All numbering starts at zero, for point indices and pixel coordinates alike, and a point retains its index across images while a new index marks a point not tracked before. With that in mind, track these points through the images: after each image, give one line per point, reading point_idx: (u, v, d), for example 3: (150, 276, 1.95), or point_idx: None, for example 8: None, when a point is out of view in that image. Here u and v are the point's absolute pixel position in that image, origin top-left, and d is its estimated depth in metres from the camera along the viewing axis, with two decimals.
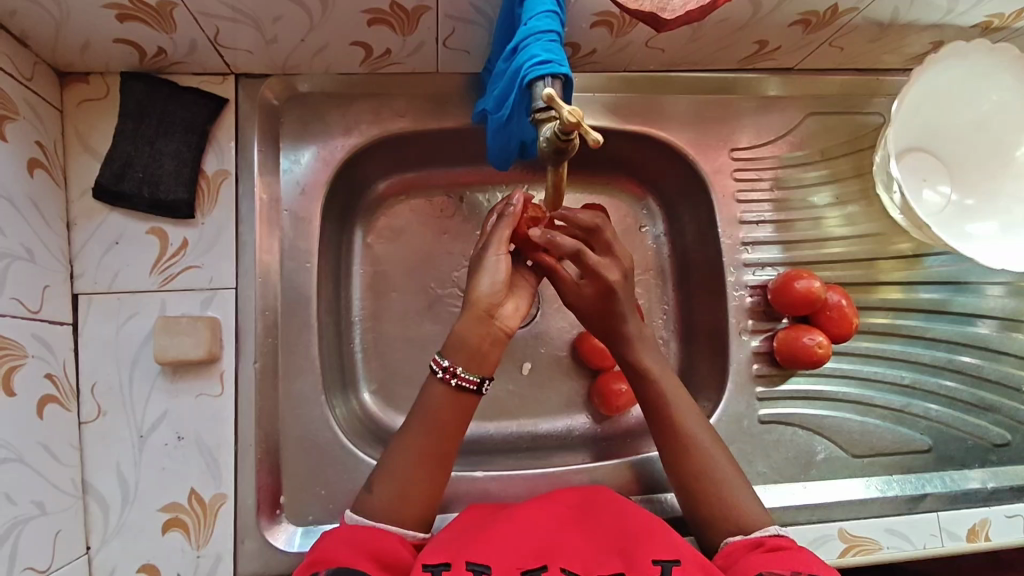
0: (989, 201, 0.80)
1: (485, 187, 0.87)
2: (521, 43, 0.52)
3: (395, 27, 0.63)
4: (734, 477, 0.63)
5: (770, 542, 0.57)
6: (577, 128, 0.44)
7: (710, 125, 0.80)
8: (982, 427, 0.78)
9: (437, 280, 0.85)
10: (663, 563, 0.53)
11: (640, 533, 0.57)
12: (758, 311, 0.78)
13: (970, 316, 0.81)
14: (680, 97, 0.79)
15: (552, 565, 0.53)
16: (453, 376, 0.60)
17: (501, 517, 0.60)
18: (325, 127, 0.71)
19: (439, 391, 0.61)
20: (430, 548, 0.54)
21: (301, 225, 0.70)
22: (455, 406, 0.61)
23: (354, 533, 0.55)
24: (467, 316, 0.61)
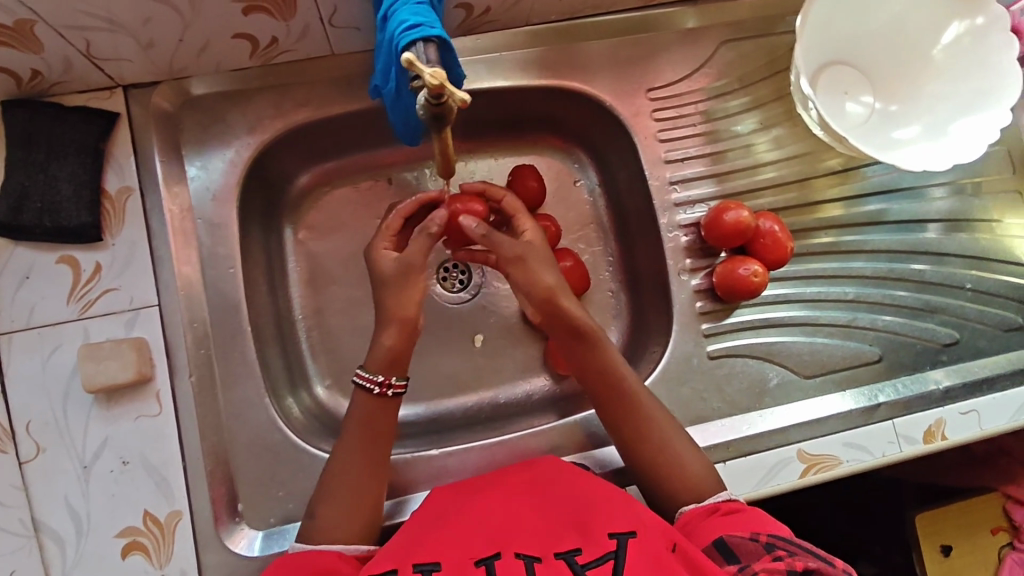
0: (913, 104, 0.78)
1: (410, 166, 0.86)
2: (390, 9, 0.49)
3: (273, 13, 0.60)
4: (681, 442, 0.64)
5: (726, 506, 0.58)
6: (444, 90, 0.42)
7: (625, 69, 0.78)
8: (930, 330, 0.79)
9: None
10: (619, 536, 0.53)
11: (595, 508, 0.57)
12: (696, 248, 0.77)
13: (907, 224, 0.81)
14: (590, 44, 0.77)
15: (505, 552, 0.53)
16: (389, 387, 0.63)
17: (461, 510, 0.59)
18: (226, 127, 0.69)
19: (362, 400, 0.63)
20: (380, 557, 0.54)
21: (217, 231, 0.68)
22: (386, 415, 0.63)
23: (305, 555, 0.55)
24: (387, 327, 0.63)
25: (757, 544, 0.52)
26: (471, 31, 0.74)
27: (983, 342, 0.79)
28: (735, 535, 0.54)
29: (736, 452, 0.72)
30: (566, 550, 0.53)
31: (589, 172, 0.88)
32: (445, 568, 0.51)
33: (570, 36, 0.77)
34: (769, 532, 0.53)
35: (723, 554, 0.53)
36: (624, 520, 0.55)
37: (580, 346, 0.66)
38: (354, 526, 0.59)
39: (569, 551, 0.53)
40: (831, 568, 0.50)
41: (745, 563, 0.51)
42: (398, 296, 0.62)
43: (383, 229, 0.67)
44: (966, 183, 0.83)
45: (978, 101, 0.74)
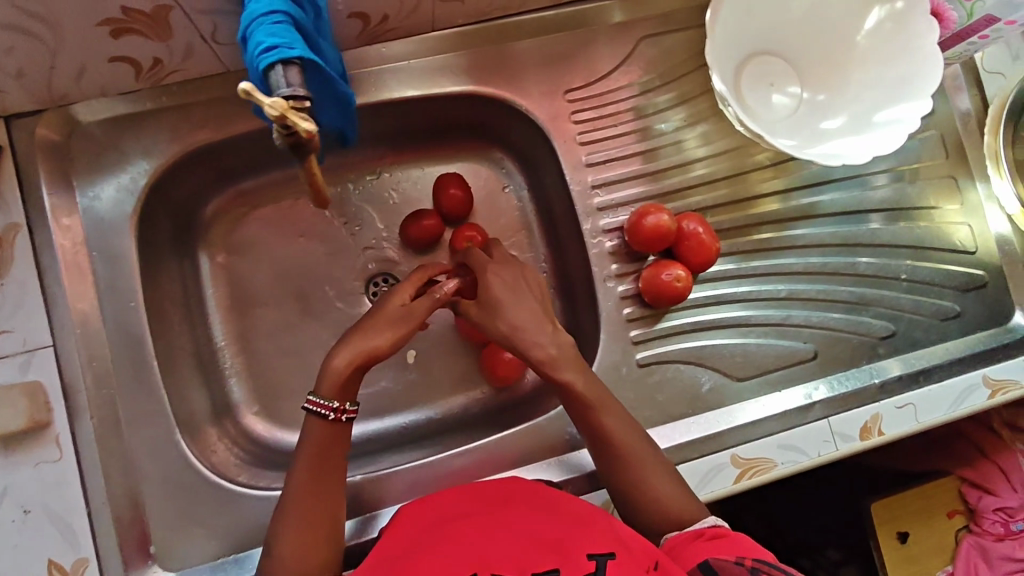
0: (840, 93, 0.76)
1: (335, 181, 0.84)
2: (246, 32, 0.47)
3: (148, 35, 0.57)
4: (662, 473, 0.60)
5: (711, 531, 0.55)
6: (287, 118, 0.39)
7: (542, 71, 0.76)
8: (866, 323, 0.77)
9: (301, 286, 0.82)
10: (597, 557, 0.51)
11: (569, 527, 0.54)
12: (621, 253, 0.75)
13: (840, 216, 0.80)
14: (500, 47, 0.75)
15: None
16: (344, 412, 0.58)
17: (426, 536, 0.55)
18: (120, 154, 0.66)
19: (316, 427, 0.58)
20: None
21: (116, 263, 0.65)
22: (334, 443, 0.59)
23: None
24: (347, 350, 0.60)
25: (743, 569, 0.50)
26: (374, 40, 0.71)
27: (920, 332, 0.78)
28: (722, 561, 0.51)
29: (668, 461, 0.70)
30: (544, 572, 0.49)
31: (516, 177, 0.86)
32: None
33: (481, 40, 0.74)
34: (752, 556, 0.51)
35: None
36: (600, 537, 0.53)
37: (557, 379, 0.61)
38: (314, 555, 0.55)
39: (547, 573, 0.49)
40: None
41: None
42: (376, 334, 0.60)
43: (409, 280, 0.65)
44: (907, 170, 0.82)
45: (901, 89, 0.72)
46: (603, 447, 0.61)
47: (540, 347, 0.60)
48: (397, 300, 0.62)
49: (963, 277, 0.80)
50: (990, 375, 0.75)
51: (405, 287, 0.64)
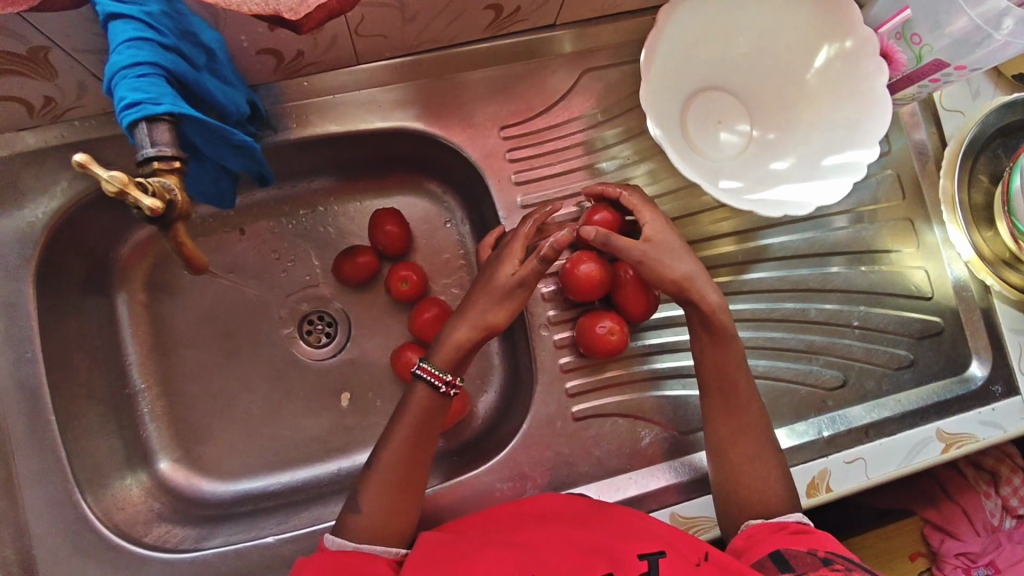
0: (789, 133, 0.73)
1: (270, 215, 0.81)
2: (110, 85, 0.43)
3: (31, 74, 0.54)
4: (766, 452, 0.63)
5: (795, 526, 0.56)
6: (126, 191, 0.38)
7: (478, 108, 0.72)
8: (815, 373, 0.74)
9: (231, 326, 0.78)
10: (647, 557, 0.52)
11: (622, 534, 0.56)
12: (559, 299, 0.71)
13: (790, 259, 0.76)
14: (440, 82, 0.71)
15: None
16: (454, 388, 0.61)
17: (503, 526, 0.58)
18: (18, 194, 0.62)
19: (420, 395, 0.61)
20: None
21: (10, 311, 0.61)
22: (436, 412, 0.61)
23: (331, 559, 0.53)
24: (459, 323, 0.62)
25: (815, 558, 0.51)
26: (296, 74, 0.66)
27: (872, 382, 0.75)
28: (795, 551, 0.53)
29: None
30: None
31: (456, 213, 0.83)
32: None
33: (416, 73, 0.70)
34: (826, 549, 0.53)
35: (779, 566, 0.52)
36: (645, 541, 0.54)
37: (708, 345, 0.64)
38: (392, 529, 0.58)
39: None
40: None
41: (800, 571, 0.50)
42: (494, 306, 0.62)
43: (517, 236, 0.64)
44: (872, 211, 0.78)
45: (849, 132, 0.70)
46: (733, 411, 0.64)
47: (712, 291, 0.63)
48: (508, 269, 0.62)
49: (918, 324, 0.77)
50: (943, 430, 0.73)
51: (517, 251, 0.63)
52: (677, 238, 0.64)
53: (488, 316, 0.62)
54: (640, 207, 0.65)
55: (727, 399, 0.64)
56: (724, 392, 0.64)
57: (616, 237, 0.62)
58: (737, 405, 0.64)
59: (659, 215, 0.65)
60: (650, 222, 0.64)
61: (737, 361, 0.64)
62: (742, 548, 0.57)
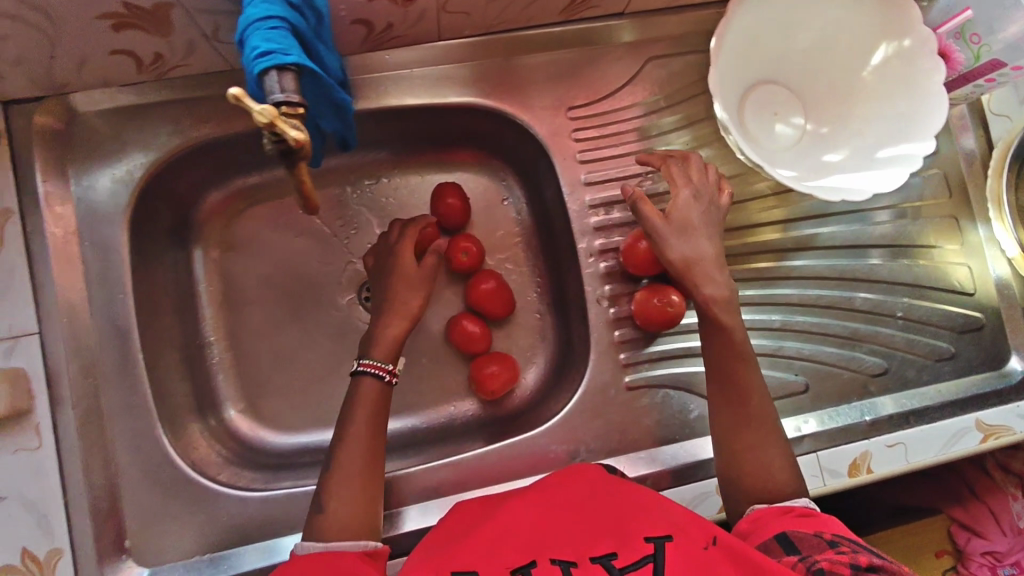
0: (843, 126, 0.76)
1: (335, 183, 0.84)
2: (243, 35, 0.46)
3: (149, 30, 0.57)
4: (771, 435, 0.60)
5: (800, 509, 0.56)
6: (274, 127, 0.39)
7: (540, 89, 0.75)
8: (858, 359, 0.77)
9: (294, 286, 0.82)
10: (654, 540, 0.52)
11: (630, 510, 0.56)
12: (615, 274, 0.74)
13: (838, 248, 0.79)
14: (500, 60, 0.74)
15: (541, 560, 0.51)
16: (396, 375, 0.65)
17: (499, 514, 0.58)
18: (120, 146, 0.67)
19: (371, 385, 0.64)
20: (418, 562, 0.53)
21: (106, 255, 0.65)
22: (386, 396, 0.65)
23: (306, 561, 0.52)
24: (390, 316, 0.68)
25: (821, 540, 0.51)
26: (380, 46, 0.70)
27: (913, 371, 0.77)
28: (800, 533, 0.53)
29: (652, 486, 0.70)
30: (601, 554, 0.51)
31: (514, 190, 0.86)
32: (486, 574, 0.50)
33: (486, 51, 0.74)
34: (832, 531, 0.52)
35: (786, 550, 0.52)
36: (652, 523, 0.54)
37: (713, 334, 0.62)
38: (361, 518, 0.58)
39: (605, 555, 0.51)
40: (894, 564, 0.47)
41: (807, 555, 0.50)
42: (409, 292, 0.69)
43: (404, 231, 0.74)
44: (909, 207, 0.81)
45: (904, 127, 0.73)
46: (738, 404, 0.61)
47: (713, 283, 0.62)
48: (411, 265, 0.71)
49: (960, 318, 0.79)
50: (983, 419, 0.75)
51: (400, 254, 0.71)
52: (704, 217, 0.64)
53: (398, 301, 0.69)
54: (676, 180, 0.64)
55: (731, 389, 0.61)
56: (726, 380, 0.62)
57: (640, 204, 0.63)
58: (746, 394, 0.61)
59: (691, 192, 0.64)
60: (679, 197, 0.63)
61: (741, 346, 0.61)
62: (745, 532, 0.56)
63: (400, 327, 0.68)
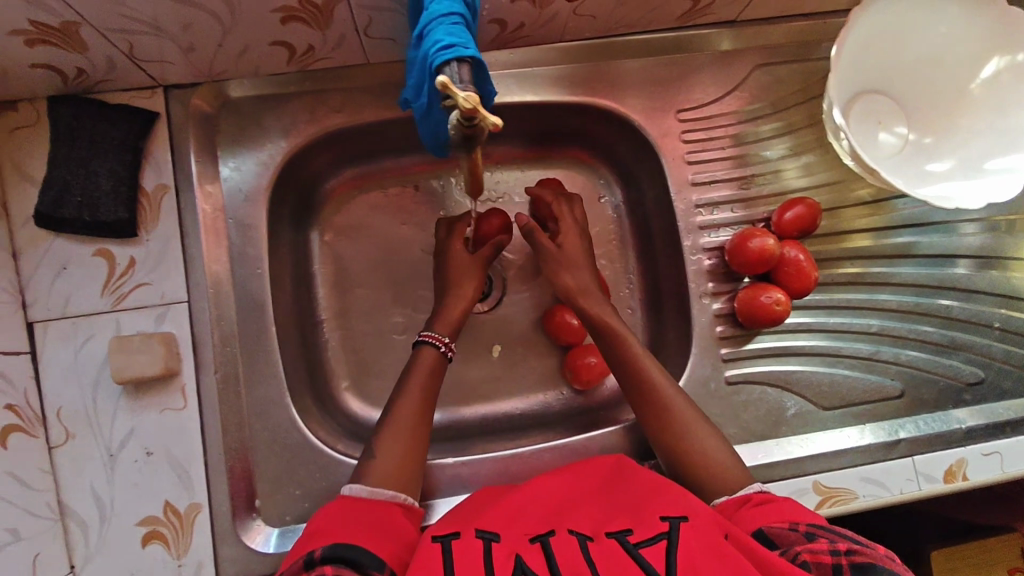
0: (947, 137, 0.77)
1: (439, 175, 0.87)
2: (426, 28, 0.50)
3: (310, 23, 0.60)
4: (705, 436, 0.64)
5: (759, 496, 0.57)
6: (476, 113, 0.43)
7: (628, 99, 0.78)
8: (955, 368, 0.78)
9: (397, 272, 0.85)
10: (671, 519, 0.52)
11: (648, 496, 0.57)
12: (718, 272, 0.77)
13: (937, 257, 0.80)
14: (596, 64, 0.77)
15: (559, 529, 0.53)
16: (448, 348, 0.71)
17: (511, 496, 0.60)
18: (262, 131, 0.71)
19: (429, 356, 0.69)
20: (442, 525, 0.56)
21: (248, 232, 0.70)
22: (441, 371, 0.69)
23: (355, 506, 0.55)
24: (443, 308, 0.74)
25: (797, 534, 0.51)
26: (505, 45, 0.73)
27: (1008, 382, 0.78)
28: (773, 525, 0.53)
29: None
30: (618, 530, 0.53)
31: (614, 190, 0.88)
32: (504, 539, 0.52)
33: (589, 56, 0.76)
34: (808, 523, 0.53)
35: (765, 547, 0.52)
36: (677, 506, 0.55)
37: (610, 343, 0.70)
38: (403, 475, 0.60)
39: (620, 531, 0.53)
40: (871, 549, 0.48)
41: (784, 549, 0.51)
42: (466, 279, 0.76)
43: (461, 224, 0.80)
44: (996, 220, 0.81)
45: (1003, 142, 0.74)
46: (661, 413, 0.66)
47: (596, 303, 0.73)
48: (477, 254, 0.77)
49: None
50: None
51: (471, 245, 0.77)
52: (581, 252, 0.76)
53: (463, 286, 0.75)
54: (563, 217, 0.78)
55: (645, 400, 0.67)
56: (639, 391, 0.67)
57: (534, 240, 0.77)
58: (667, 414, 0.65)
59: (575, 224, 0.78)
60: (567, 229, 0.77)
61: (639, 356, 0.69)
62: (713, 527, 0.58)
63: (461, 310, 0.74)
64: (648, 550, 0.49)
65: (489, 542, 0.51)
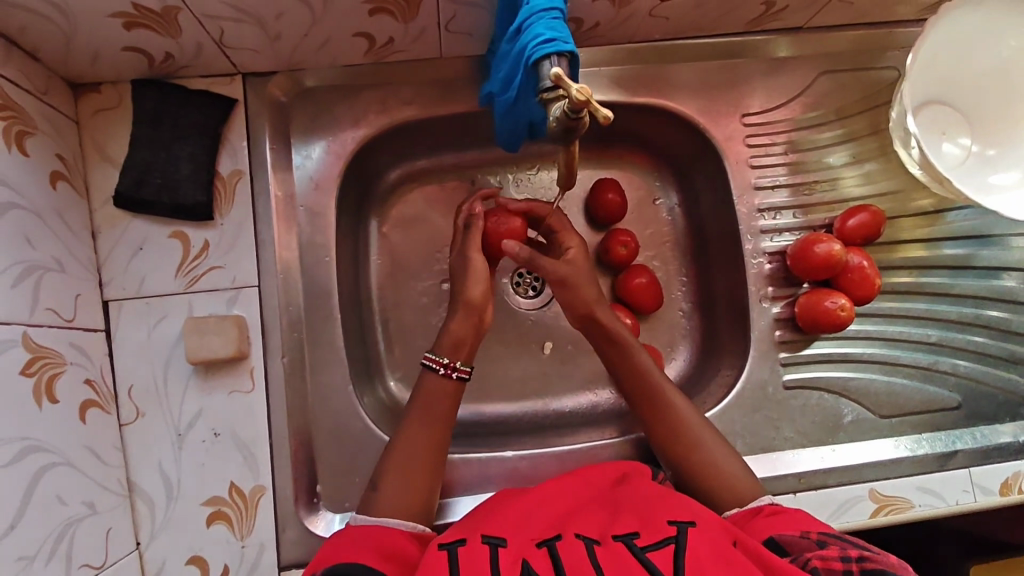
0: (1011, 150, 0.77)
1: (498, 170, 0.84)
2: (525, 23, 0.52)
3: (396, 15, 0.62)
4: (712, 444, 0.64)
5: (769, 508, 0.57)
6: (586, 105, 0.45)
7: (684, 100, 0.77)
8: (1011, 380, 0.78)
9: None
10: (678, 523, 0.52)
11: (654, 501, 0.57)
12: (778, 277, 0.78)
13: (997, 270, 0.79)
14: (652, 68, 0.76)
15: (565, 533, 0.52)
16: (453, 369, 0.65)
17: (516, 499, 0.60)
18: (334, 120, 0.71)
19: (435, 380, 0.65)
20: (447, 532, 0.55)
21: (317, 219, 0.71)
22: (453, 399, 0.65)
23: (361, 533, 0.53)
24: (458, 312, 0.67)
25: (808, 540, 0.51)
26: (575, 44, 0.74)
27: None
28: (786, 534, 0.52)
29: (807, 484, 0.72)
30: (624, 534, 0.52)
31: (670, 193, 0.87)
32: (510, 544, 0.51)
33: (650, 58, 0.76)
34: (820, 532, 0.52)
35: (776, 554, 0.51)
36: (681, 512, 0.54)
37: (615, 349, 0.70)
38: (413, 499, 0.59)
39: (627, 534, 0.52)
40: (881, 555, 0.47)
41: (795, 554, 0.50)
42: (473, 282, 0.68)
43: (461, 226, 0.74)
44: None
45: None
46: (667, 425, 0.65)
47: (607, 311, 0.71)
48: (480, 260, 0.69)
49: None
50: None
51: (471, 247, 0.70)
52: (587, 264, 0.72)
53: (469, 293, 0.67)
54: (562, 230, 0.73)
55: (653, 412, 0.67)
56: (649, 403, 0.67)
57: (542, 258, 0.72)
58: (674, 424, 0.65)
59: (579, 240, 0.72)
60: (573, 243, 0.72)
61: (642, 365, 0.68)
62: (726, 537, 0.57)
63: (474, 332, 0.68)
64: (656, 554, 0.49)
65: (496, 547, 0.50)
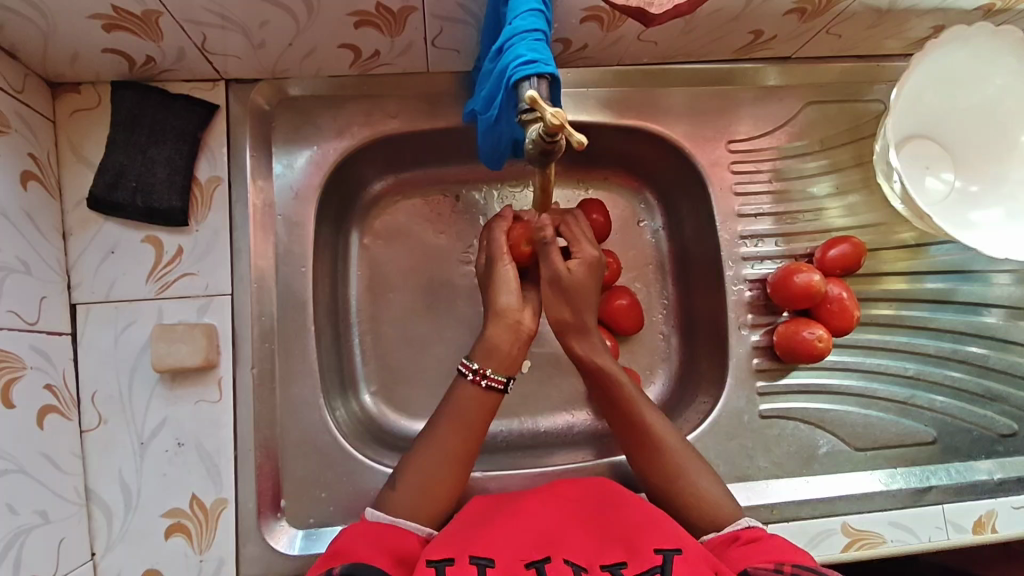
0: (993, 187, 0.78)
1: (482, 185, 0.84)
2: (507, 43, 0.52)
3: (382, 29, 0.62)
4: (712, 486, 0.61)
5: (747, 535, 0.56)
6: (561, 130, 0.45)
7: (671, 125, 0.77)
8: (988, 418, 0.78)
9: (430, 280, 0.81)
10: (665, 552, 0.52)
11: (643, 522, 0.56)
12: (758, 305, 0.77)
13: (977, 306, 0.79)
14: (639, 91, 0.76)
15: (554, 557, 0.52)
16: (483, 377, 0.62)
17: (502, 510, 0.59)
18: (317, 130, 0.70)
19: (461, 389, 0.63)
20: (436, 542, 0.54)
21: (295, 229, 0.70)
22: (485, 408, 0.62)
23: (371, 528, 0.55)
24: (495, 322, 0.63)
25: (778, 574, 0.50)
26: (563, 64, 0.74)
27: None
28: (759, 566, 0.52)
29: (779, 516, 0.71)
30: (612, 563, 0.52)
31: (655, 215, 0.87)
32: (499, 564, 0.51)
33: (638, 82, 0.76)
34: (793, 562, 0.51)
35: None
36: (670, 537, 0.54)
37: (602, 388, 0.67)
38: (426, 510, 0.59)
39: (614, 563, 0.52)
40: None
41: None
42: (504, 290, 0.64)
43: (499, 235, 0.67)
44: None
45: None
46: (651, 457, 0.63)
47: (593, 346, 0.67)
48: (509, 269, 0.65)
49: None
50: None
51: (500, 255, 0.66)
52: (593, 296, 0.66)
53: (501, 304, 0.64)
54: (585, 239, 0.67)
55: (642, 450, 0.64)
56: (636, 442, 0.64)
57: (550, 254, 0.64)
58: (663, 465, 0.63)
59: (595, 251, 0.66)
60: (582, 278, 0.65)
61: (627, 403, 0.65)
62: None
63: (512, 341, 0.63)
64: None
65: (485, 569, 0.50)
